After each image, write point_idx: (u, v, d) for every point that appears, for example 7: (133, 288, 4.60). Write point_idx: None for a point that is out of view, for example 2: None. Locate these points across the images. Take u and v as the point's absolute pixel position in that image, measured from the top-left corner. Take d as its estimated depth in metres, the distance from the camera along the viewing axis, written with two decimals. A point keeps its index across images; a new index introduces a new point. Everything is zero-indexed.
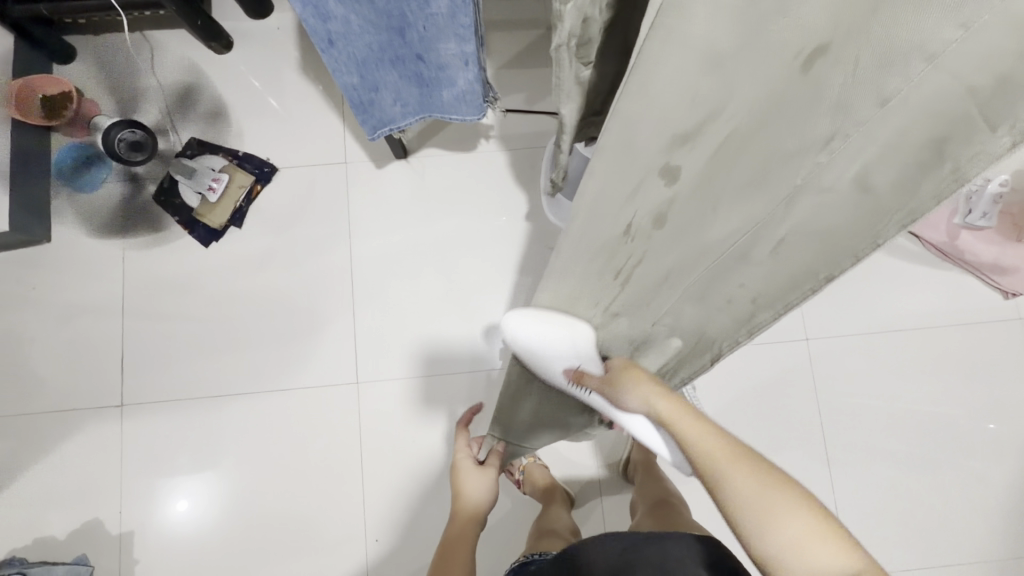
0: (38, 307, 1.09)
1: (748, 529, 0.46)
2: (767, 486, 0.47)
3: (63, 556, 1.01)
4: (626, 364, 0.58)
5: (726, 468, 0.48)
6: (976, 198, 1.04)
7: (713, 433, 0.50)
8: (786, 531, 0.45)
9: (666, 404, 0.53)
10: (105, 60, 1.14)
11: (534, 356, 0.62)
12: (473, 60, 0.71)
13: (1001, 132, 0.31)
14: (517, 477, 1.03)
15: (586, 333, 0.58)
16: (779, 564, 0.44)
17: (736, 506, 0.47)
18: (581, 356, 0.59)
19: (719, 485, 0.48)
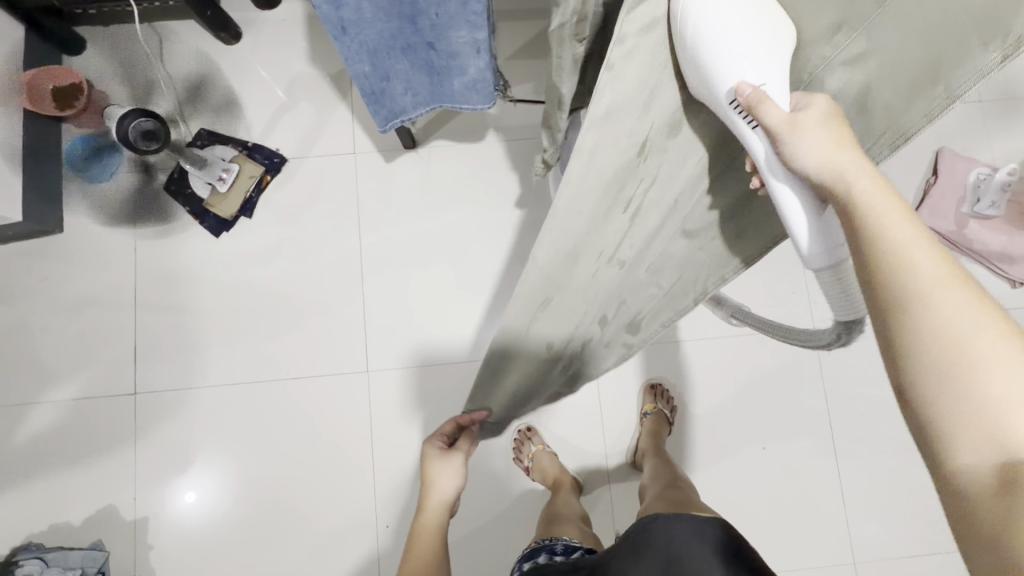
0: (51, 297, 1.10)
1: (928, 367, 0.34)
2: (983, 327, 0.34)
3: (78, 542, 1.03)
4: (825, 113, 0.40)
5: (938, 292, 0.35)
6: (985, 185, 1.11)
7: (932, 251, 0.36)
8: (993, 386, 0.32)
9: (866, 186, 0.38)
10: (115, 51, 1.14)
11: (700, 49, 0.38)
12: (484, 47, 0.72)
13: (993, 48, 0.35)
14: (526, 464, 1.05)
15: (789, 37, 0.39)
16: (958, 419, 0.33)
17: (924, 334, 0.35)
18: (770, 64, 0.39)
19: (907, 310, 0.35)
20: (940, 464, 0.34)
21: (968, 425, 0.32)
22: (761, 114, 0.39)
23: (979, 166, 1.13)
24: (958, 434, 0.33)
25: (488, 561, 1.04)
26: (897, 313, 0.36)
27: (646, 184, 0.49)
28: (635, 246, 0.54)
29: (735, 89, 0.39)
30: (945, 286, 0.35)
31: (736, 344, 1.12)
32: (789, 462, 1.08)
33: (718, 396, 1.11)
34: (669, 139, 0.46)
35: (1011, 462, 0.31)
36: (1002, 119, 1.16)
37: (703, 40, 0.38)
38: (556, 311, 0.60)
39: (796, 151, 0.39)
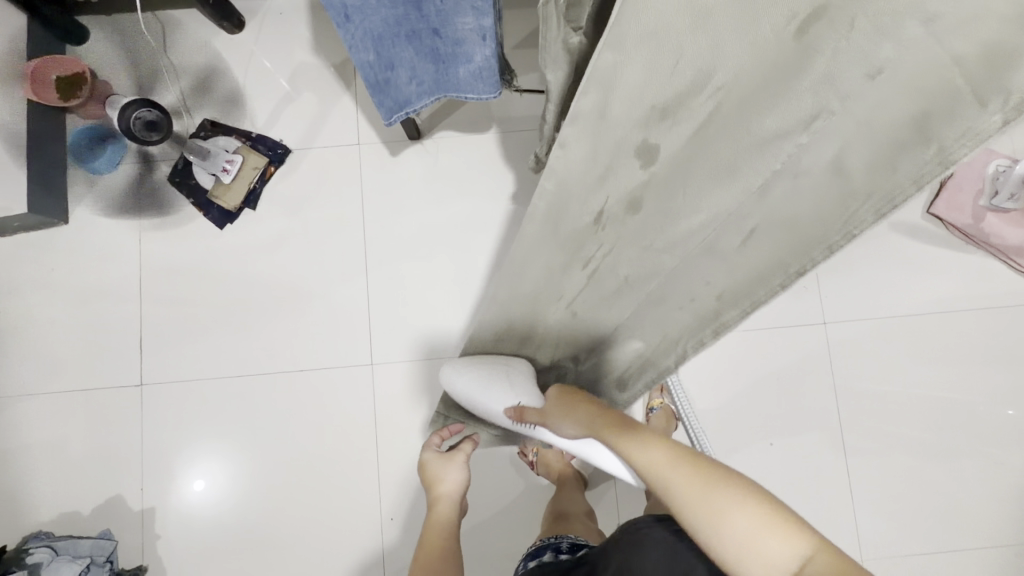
0: (58, 288, 1.11)
1: (703, 535, 0.49)
2: (709, 488, 0.51)
3: (88, 530, 1.04)
4: (562, 396, 0.70)
5: (674, 482, 0.53)
6: (1004, 178, 1.07)
7: (661, 449, 0.57)
8: (738, 527, 0.48)
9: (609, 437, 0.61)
10: (119, 40, 1.13)
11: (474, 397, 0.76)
12: (490, 34, 0.70)
13: (992, 110, 0.35)
14: (531, 458, 1.03)
15: (520, 370, 0.76)
16: (743, 565, 0.47)
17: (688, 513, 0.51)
18: (518, 394, 0.73)
19: (672, 502, 0.52)
20: None
21: (754, 569, 0.46)
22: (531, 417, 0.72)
23: (999, 158, 1.09)
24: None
25: (491, 553, 1.04)
26: (670, 504, 0.53)
27: (603, 251, 0.57)
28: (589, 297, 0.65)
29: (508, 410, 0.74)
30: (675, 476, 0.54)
31: (744, 338, 1.10)
32: (796, 459, 1.07)
33: (725, 392, 1.09)
34: (627, 213, 0.52)
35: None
36: None
37: (471, 394, 0.76)
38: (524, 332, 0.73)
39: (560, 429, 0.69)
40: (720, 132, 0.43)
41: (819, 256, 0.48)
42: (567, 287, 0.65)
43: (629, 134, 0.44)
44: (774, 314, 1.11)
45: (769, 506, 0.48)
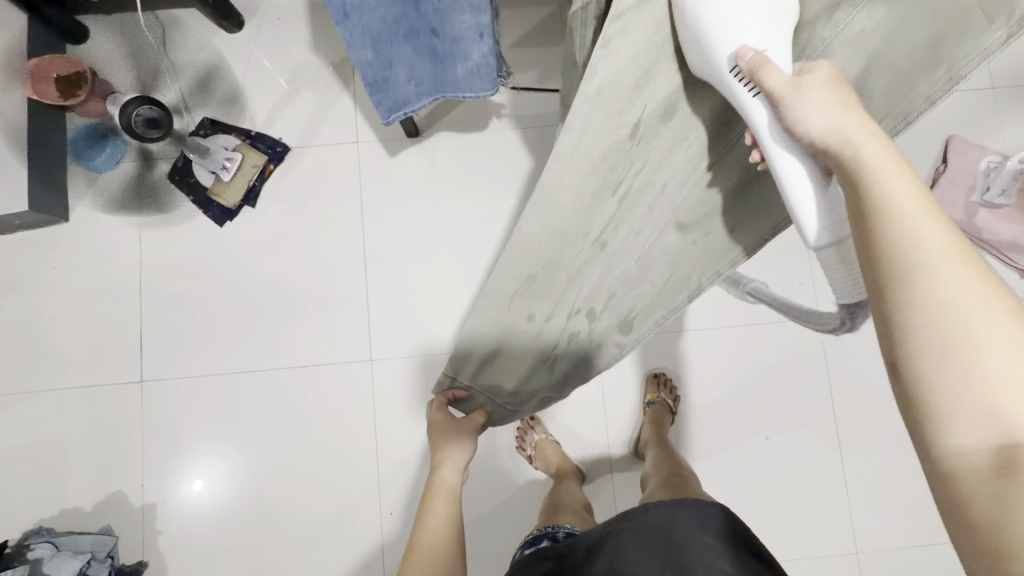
0: (59, 287, 1.11)
1: (930, 340, 0.34)
2: (985, 300, 0.33)
3: (89, 526, 1.05)
4: (831, 78, 0.44)
5: (940, 263, 0.34)
6: (996, 174, 1.08)
7: (935, 217, 0.36)
8: (990, 364, 0.32)
9: (871, 152, 0.39)
10: (118, 40, 1.14)
11: (704, 24, 0.43)
12: (488, 32, 0.72)
13: (996, 27, 0.44)
14: (529, 452, 1.05)
15: (789, 13, 0.45)
16: (955, 400, 0.33)
17: (920, 306, 0.34)
18: (773, 42, 0.44)
19: (912, 280, 0.35)
20: (930, 445, 0.33)
21: (968, 415, 0.32)
22: (759, 81, 0.44)
23: (990, 155, 1.10)
24: (955, 419, 0.32)
25: (492, 548, 1.05)
26: (894, 283, 0.35)
27: (636, 167, 0.55)
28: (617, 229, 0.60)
29: (738, 56, 0.44)
30: (946, 257, 0.35)
31: (741, 335, 1.11)
32: (792, 454, 1.08)
33: (721, 387, 1.10)
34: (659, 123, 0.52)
35: (1006, 448, 0.31)
36: (1016, 105, 1.14)
37: (710, 17, 0.43)
38: (534, 292, 0.66)
39: (800, 116, 0.43)
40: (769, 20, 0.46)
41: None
42: (597, 220, 0.58)
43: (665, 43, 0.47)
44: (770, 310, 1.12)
45: None
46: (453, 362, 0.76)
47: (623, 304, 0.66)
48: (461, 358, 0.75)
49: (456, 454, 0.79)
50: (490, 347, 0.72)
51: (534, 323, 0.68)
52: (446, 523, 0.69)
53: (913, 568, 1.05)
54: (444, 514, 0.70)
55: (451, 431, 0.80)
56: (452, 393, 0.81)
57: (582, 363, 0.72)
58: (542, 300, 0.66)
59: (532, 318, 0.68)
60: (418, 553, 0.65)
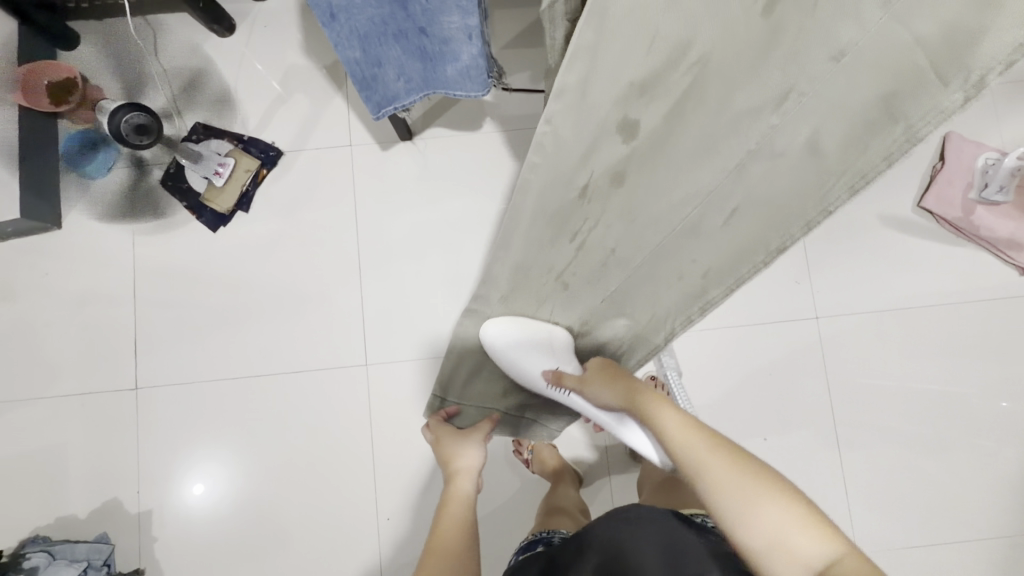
0: (53, 294, 1.11)
1: (727, 517, 0.53)
2: (742, 477, 0.54)
3: (85, 534, 1.04)
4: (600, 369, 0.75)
5: (706, 460, 0.57)
6: (993, 170, 1.08)
7: (696, 433, 0.60)
8: (767, 519, 0.50)
9: (647, 399, 0.67)
10: (109, 46, 1.14)
11: (511, 357, 0.77)
12: (477, 33, 0.71)
13: (955, 89, 0.42)
14: (526, 456, 1.04)
15: (558, 336, 0.77)
16: (766, 552, 0.49)
17: (713, 489, 0.55)
18: (556, 358, 0.77)
19: (699, 478, 0.56)
20: None
21: (779, 562, 0.48)
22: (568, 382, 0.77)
23: (988, 151, 1.10)
24: (771, 570, 0.49)
25: (488, 553, 1.04)
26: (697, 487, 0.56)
27: (590, 223, 0.58)
28: (583, 269, 0.65)
29: (545, 375, 0.78)
30: (709, 456, 0.57)
31: (737, 335, 1.11)
32: (790, 455, 1.07)
33: (717, 389, 1.09)
34: (612, 187, 0.53)
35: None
36: (1014, 101, 1.13)
37: (512, 353, 0.77)
38: (515, 303, 0.73)
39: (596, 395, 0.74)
40: (703, 106, 0.46)
41: (797, 232, 0.56)
42: (557, 261, 0.64)
43: (611, 113, 0.45)
44: (767, 310, 1.11)
45: (806, 508, 0.51)
46: (443, 378, 0.88)
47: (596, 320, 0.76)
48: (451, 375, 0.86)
49: (471, 463, 0.77)
50: (479, 357, 0.83)
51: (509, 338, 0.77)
52: (458, 521, 0.68)
53: (914, 569, 1.04)
54: (458, 510, 0.70)
55: (453, 437, 0.83)
56: (445, 411, 0.89)
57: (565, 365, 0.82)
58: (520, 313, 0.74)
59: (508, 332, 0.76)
60: (434, 558, 0.63)
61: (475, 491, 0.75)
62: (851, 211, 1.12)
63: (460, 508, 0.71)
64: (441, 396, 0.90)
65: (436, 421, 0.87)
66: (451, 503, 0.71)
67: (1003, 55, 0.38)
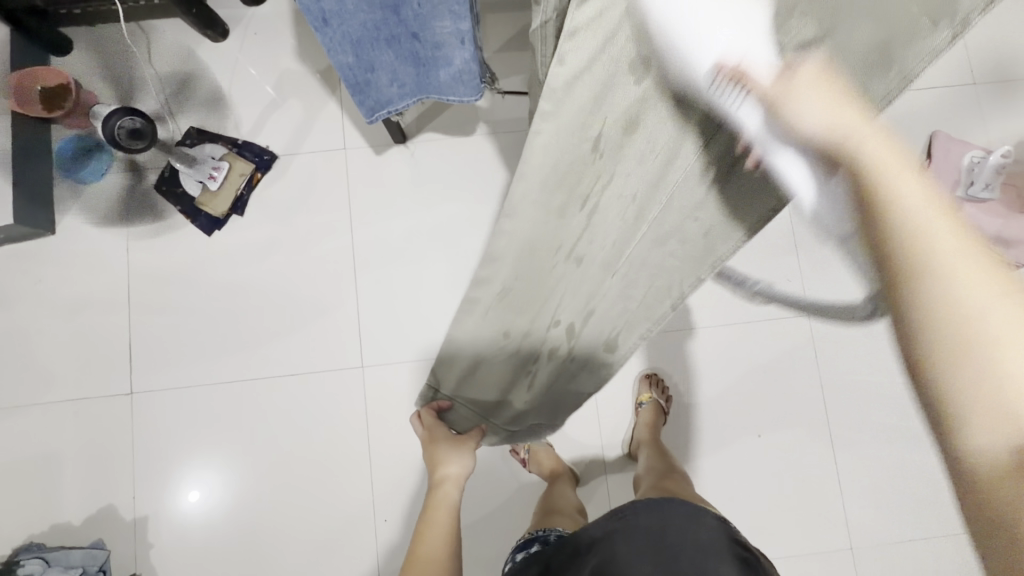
0: (47, 299, 1.10)
1: (939, 346, 0.36)
2: (1001, 301, 0.35)
3: (79, 541, 1.04)
4: (822, 69, 0.37)
5: (951, 263, 0.36)
6: (979, 168, 1.09)
7: (945, 219, 0.38)
8: (1012, 367, 0.34)
9: (874, 153, 0.39)
10: (101, 51, 1.14)
11: (665, 22, 0.34)
12: (469, 37, 0.72)
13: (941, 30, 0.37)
14: (523, 456, 1.05)
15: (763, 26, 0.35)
16: (975, 401, 0.35)
17: (931, 311, 0.37)
18: (756, 46, 0.35)
19: (918, 283, 0.37)
20: (957, 446, 0.36)
21: (986, 418, 0.34)
22: (746, 83, 0.38)
23: (974, 150, 1.12)
24: (968, 423, 0.35)
25: (486, 553, 1.05)
26: (903, 288, 0.38)
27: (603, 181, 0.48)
28: (596, 249, 0.58)
29: (715, 68, 0.37)
30: (957, 255, 0.37)
31: (730, 334, 1.12)
32: (784, 452, 1.09)
33: (711, 387, 1.11)
34: (623, 140, 0.43)
35: None
36: (996, 102, 1.16)
37: (671, 24, 0.34)
38: (507, 305, 0.65)
39: (797, 116, 0.39)
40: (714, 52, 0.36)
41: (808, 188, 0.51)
42: (569, 231, 0.55)
43: (622, 52, 0.36)
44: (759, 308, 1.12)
45: None
46: (435, 373, 0.80)
47: (600, 319, 0.70)
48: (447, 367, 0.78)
49: (456, 472, 0.78)
50: (469, 362, 0.74)
51: (511, 339, 0.70)
52: (443, 528, 0.69)
53: (909, 562, 1.05)
54: (444, 516, 0.70)
55: (448, 440, 0.82)
56: (438, 403, 0.84)
57: (564, 367, 0.77)
58: (513, 315, 0.67)
59: (509, 334, 0.70)
60: (419, 566, 0.64)
61: (460, 497, 0.76)
62: None
63: (445, 514, 0.71)
64: (432, 390, 0.83)
65: (427, 416, 0.84)
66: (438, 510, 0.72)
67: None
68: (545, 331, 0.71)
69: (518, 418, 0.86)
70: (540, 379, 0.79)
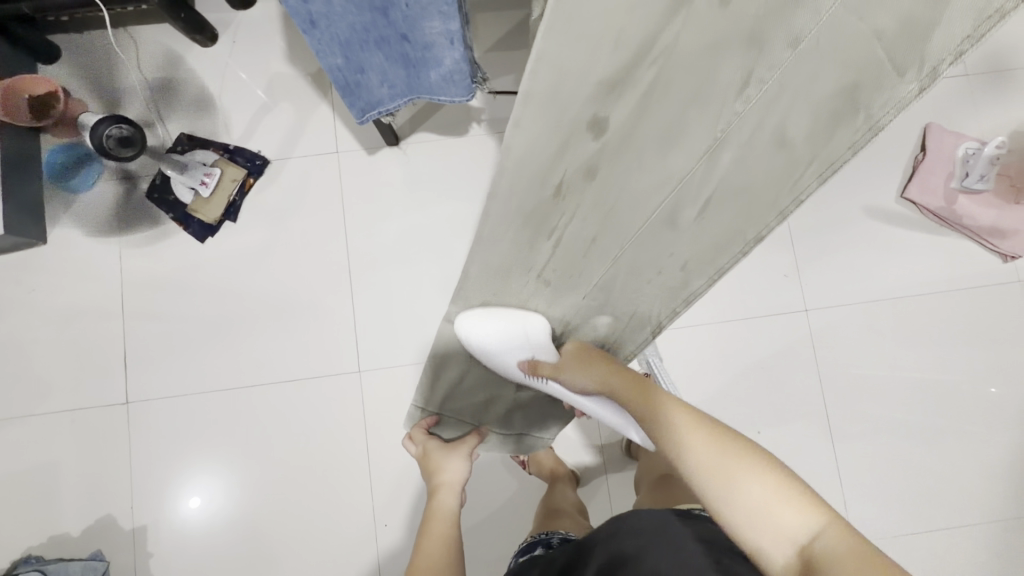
0: (40, 310, 1.10)
1: (713, 496, 0.52)
2: (726, 453, 0.53)
3: (77, 553, 1.03)
4: (577, 351, 0.73)
5: (688, 439, 0.55)
6: (975, 159, 1.10)
7: (678, 408, 0.59)
8: (748, 491, 0.50)
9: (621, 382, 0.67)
10: (88, 58, 1.13)
11: (489, 358, 0.74)
12: (458, 38, 0.71)
13: (909, 79, 0.41)
14: (521, 458, 1.04)
15: (540, 322, 0.70)
16: (754, 532, 0.49)
17: (696, 468, 0.53)
18: (536, 348, 0.72)
19: (680, 460, 0.55)
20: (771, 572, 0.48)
21: (763, 537, 0.49)
22: (544, 371, 0.74)
23: (968, 141, 1.12)
24: (760, 545, 0.49)
25: (486, 555, 1.04)
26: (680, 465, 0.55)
27: (567, 218, 0.53)
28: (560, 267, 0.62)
29: (521, 365, 0.74)
30: (690, 433, 0.56)
31: (727, 331, 1.12)
32: (784, 447, 1.08)
33: (711, 384, 1.10)
34: (586, 184, 0.49)
35: (795, 547, 0.47)
36: (991, 92, 1.15)
37: (487, 352, 0.72)
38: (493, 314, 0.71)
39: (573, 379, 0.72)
40: (663, 96, 0.41)
41: (773, 222, 0.57)
42: (535, 260, 0.59)
43: (578, 116, 0.40)
44: (757, 304, 1.12)
45: (787, 479, 0.50)
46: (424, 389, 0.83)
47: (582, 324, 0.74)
48: (433, 380, 0.81)
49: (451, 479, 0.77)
50: (459, 368, 0.79)
51: None
52: (442, 534, 0.68)
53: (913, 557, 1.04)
54: (443, 524, 0.69)
55: (441, 448, 0.82)
56: (427, 420, 0.86)
57: None
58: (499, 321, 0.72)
59: None
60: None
61: (459, 505, 0.75)
62: (836, 203, 1.14)
63: (444, 522, 0.70)
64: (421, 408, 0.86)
65: (419, 434, 0.84)
66: (437, 519, 0.71)
67: (953, 45, 0.37)
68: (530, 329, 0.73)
69: (507, 421, 0.89)
70: (527, 385, 0.82)
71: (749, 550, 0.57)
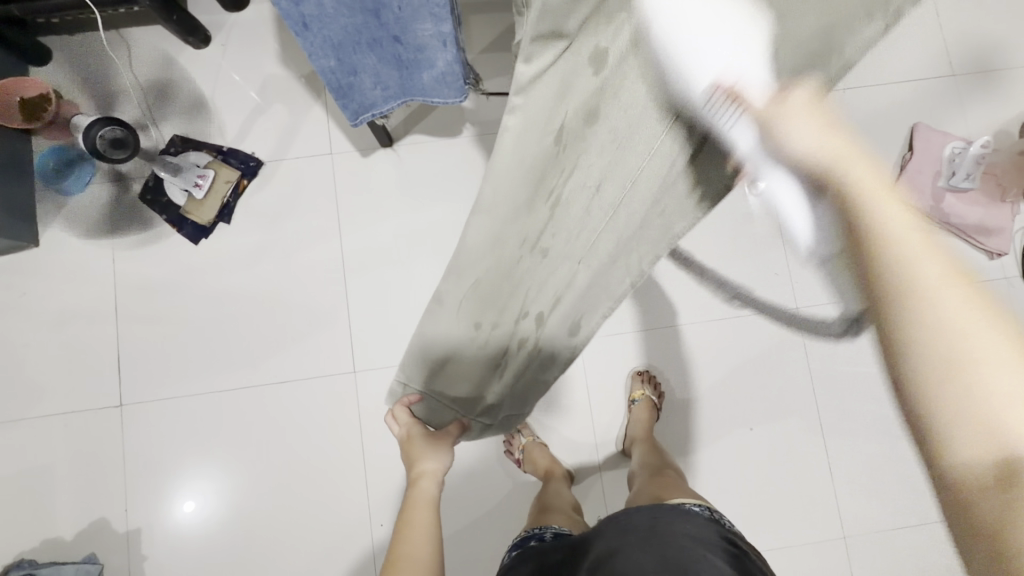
0: (32, 313, 1.09)
1: (925, 370, 0.38)
2: (975, 320, 0.37)
3: (71, 556, 1.03)
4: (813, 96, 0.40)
5: (937, 288, 0.37)
6: (960, 159, 1.14)
7: (921, 236, 0.39)
8: (993, 382, 0.35)
9: (858, 173, 0.40)
10: (81, 60, 1.13)
11: (675, 56, 0.34)
12: (451, 39, 0.71)
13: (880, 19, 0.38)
14: (517, 456, 1.06)
15: (759, 38, 0.34)
16: (954, 419, 0.36)
17: (922, 323, 0.38)
18: (759, 64, 0.36)
19: (911, 304, 0.38)
20: (942, 462, 0.37)
21: (962, 428, 0.36)
22: (744, 105, 0.39)
23: (953, 141, 1.15)
24: (960, 441, 0.36)
25: (482, 554, 1.05)
26: (899, 307, 0.38)
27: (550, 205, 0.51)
28: (562, 242, 0.57)
29: (712, 85, 0.37)
30: (943, 283, 0.37)
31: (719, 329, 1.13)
32: (777, 443, 1.10)
33: (703, 382, 1.11)
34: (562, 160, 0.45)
35: (1003, 461, 0.35)
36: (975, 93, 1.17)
37: (675, 42, 0.33)
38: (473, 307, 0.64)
39: (789, 139, 0.40)
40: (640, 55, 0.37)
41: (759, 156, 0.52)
42: (511, 253, 0.56)
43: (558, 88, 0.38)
44: (749, 302, 1.13)
45: None
46: (408, 367, 0.79)
47: (566, 308, 0.70)
48: (416, 360, 0.76)
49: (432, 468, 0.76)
50: (440, 356, 0.73)
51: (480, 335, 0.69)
52: (422, 528, 0.67)
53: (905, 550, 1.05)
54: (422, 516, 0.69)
55: (425, 438, 0.80)
56: (408, 399, 0.82)
57: (534, 356, 0.78)
58: (483, 316, 0.66)
59: (480, 326, 0.67)
60: (397, 567, 0.62)
61: (439, 493, 0.75)
62: None
63: (424, 512, 0.70)
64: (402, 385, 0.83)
65: (402, 414, 0.81)
66: (417, 509, 0.70)
67: None
68: (515, 324, 0.71)
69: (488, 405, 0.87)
70: (510, 370, 0.80)
71: (735, 549, 0.59)
